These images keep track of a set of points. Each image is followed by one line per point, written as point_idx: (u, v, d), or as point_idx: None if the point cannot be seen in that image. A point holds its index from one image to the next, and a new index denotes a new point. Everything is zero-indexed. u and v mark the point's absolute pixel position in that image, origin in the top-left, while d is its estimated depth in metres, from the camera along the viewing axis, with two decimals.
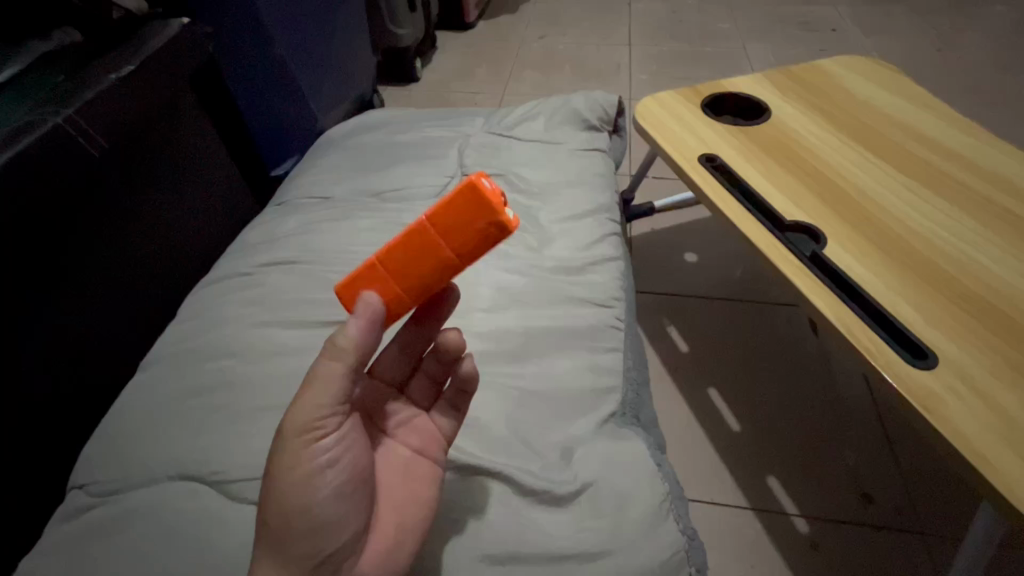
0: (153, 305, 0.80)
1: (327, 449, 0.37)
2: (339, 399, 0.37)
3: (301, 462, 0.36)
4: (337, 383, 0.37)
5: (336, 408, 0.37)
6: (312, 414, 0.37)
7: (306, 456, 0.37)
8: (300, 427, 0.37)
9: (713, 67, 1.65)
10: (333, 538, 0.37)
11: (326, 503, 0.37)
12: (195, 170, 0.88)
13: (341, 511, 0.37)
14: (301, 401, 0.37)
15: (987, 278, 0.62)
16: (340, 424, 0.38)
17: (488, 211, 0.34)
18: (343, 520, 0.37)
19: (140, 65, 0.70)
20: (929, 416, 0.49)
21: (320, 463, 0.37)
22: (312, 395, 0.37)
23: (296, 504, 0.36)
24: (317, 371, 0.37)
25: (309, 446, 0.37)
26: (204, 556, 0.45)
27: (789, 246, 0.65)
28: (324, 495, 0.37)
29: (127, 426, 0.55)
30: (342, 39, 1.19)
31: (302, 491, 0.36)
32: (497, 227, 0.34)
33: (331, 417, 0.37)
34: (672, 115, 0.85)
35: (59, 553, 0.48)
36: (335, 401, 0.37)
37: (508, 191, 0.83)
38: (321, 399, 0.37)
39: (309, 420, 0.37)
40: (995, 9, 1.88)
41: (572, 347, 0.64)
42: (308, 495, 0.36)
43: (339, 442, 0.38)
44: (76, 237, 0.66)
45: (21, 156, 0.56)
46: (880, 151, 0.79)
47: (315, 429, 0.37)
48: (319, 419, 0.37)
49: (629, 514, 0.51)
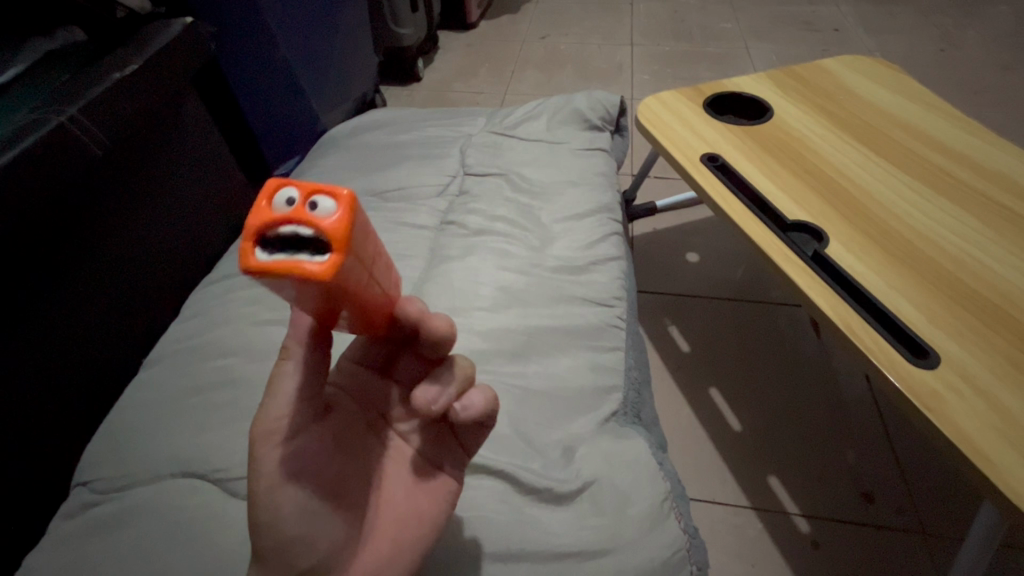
0: (154, 303, 0.80)
1: (286, 457, 0.33)
2: (296, 398, 0.34)
3: (258, 474, 0.33)
4: (290, 380, 0.34)
5: (294, 409, 0.34)
6: (266, 418, 0.33)
7: (263, 466, 0.33)
8: (256, 433, 0.33)
9: (716, 67, 1.65)
10: (306, 554, 0.33)
11: (293, 517, 0.33)
12: (197, 169, 0.88)
13: (311, 523, 0.34)
14: (260, 405, 0.34)
15: (989, 277, 0.62)
16: (301, 428, 0.34)
17: (256, 207, 0.24)
18: (315, 532, 0.34)
19: (143, 64, 0.70)
20: (929, 415, 0.50)
21: (279, 475, 0.33)
22: (270, 396, 0.34)
23: (262, 517, 0.33)
24: (275, 371, 0.35)
25: (265, 455, 0.33)
26: (205, 552, 0.45)
27: (790, 245, 0.65)
28: (288, 508, 0.33)
29: (129, 424, 0.56)
30: (346, 40, 1.20)
31: (266, 505, 0.33)
32: (247, 233, 0.24)
33: (286, 418, 0.34)
34: (674, 115, 0.85)
35: (62, 549, 0.48)
36: (293, 401, 0.34)
37: (509, 190, 0.83)
38: (276, 400, 0.34)
39: (264, 425, 0.33)
40: (999, 9, 1.87)
41: (572, 347, 0.64)
42: (272, 507, 0.33)
43: (300, 449, 0.34)
44: (78, 236, 0.67)
45: (27, 155, 0.56)
46: (881, 150, 0.79)
47: (271, 434, 0.33)
48: (273, 422, 0.33)
49: (630, 512, 0.51)
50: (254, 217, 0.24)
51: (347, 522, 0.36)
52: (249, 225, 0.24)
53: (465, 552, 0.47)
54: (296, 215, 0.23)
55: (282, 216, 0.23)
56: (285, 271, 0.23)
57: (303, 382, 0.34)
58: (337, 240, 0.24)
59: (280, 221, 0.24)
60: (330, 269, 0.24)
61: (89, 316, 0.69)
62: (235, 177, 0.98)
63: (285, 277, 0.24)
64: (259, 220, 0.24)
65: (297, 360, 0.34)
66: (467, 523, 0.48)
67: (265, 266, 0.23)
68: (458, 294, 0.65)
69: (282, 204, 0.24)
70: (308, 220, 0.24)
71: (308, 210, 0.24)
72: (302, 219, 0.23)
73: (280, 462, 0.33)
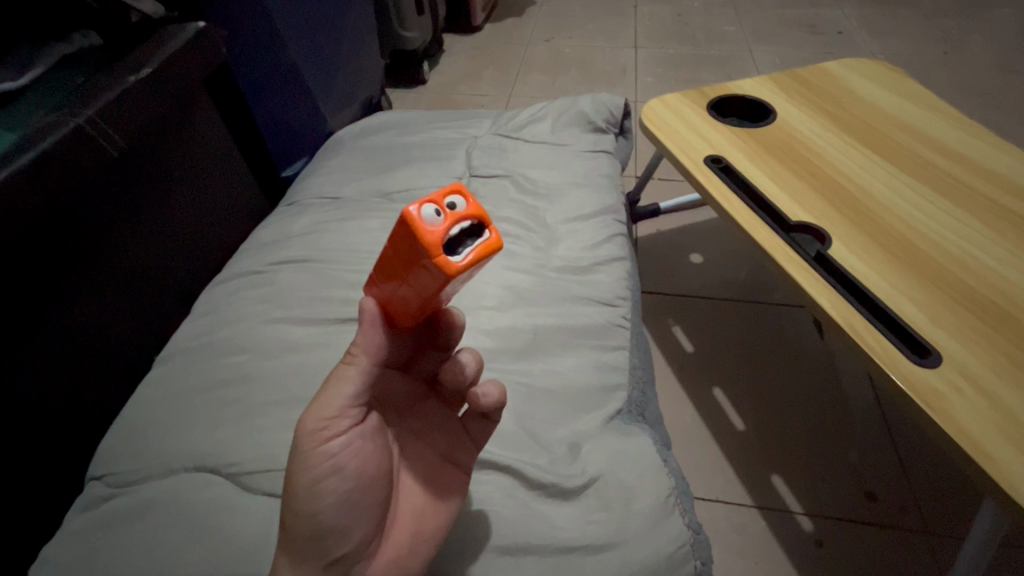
0: (165, 303, 0.81)
1: (332, 453, 0.35)
2: (351, 401, 0.35)
3: (305, 466, 0.34)
4: (350, 384, 0.35)
5: (346, 410, 0.35)
6: (319, 416, 0.34)
7: (310, 460, 0.34)
8: (305, 430, 0.35)
9: (719, 69, 1.66)
10: (338, 545, 0.35)
11: (331, 511, 0.35)
12: (209, 169, 0.89)
13: (345, 518, 0.35)
14: (313, 401, 0.35)
15: (989, 276, 0.63)
16: (349, 427, 0.36)
17: (422, 234, 0.29)
18: (349, 526, 0.35)
19: (157, 66, 0.72)
20: (930, 412, 0.50)
21: (324, 468, 0.34)
22: (325, 395, 0.35)
23: (301, 508, 0.34)
24: (334, 372, 0.36)
25: (313, 450, 0.34)
26: (219, 546, 0.46)
27: (794, 245, 0.65)
28: (328, 501, 0.34)
29: (143, 420, 0.57)
30: (353, 43, 1.22)
31: (308, 496, 0.34)
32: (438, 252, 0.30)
33: (338, 418, 0.35)
34: (677, 116, 0.86)
35: (77, 542, 0.49)
36: (346, 403, 0.35)
37: (515, 191, 0.84)
38: (332, 399, 0.35)
39: (315, 421, 0.34)
40: (1002, 12, 1.88)
41: (579, 345, 0.65)
42: (312, 500, 0.34)
43: (346, 446, 0.35)
44: (92, 234, 0.68)
45: (45, 155, 0.58)
46: (885, 153, 0.80)
47: (321, 431, 0.35)
48: (325, 420, 0.35)
49: (635, 507, 0.52)
50: (429, 240, 0.29)
51: (378, 517, 0.37)
52: (434, 247, 0.29)
53: (475, 545, 0.47)
54: (454, 217, 0.30)
55: (447, 223, 0.30)
56: (484, 254, 0.30)
57: (362, 388, 0.36)
58: (487, 214, 0.30)
59: (447, 228, 0.30)
60: (496, 239, 0.31)
61: (99, 315, 0.70)
62: (244, 178, 0.99)
63: (479, 260, 0.31)
64: (437, 240, 0.29)
65: (360, 365, 0.36)
66: (474, 517, 0.49)
67: (469, 259, 0.30)
68: (466, 293, 0.66)
69: (435, 217, 0.30)
70: (462, 215, 0.30)
71: (454, 209, 0.30)
72: (457, 217, 0.30)
73: (326, 457, 0.34)
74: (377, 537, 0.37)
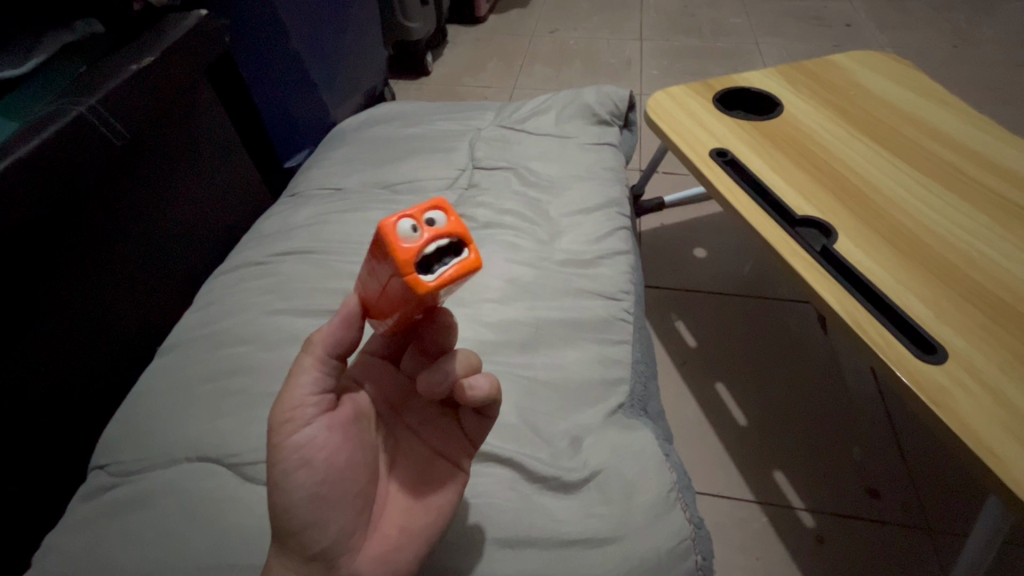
0: (167, 295, 0.81)
1: (300, 445, 0.35)
2: (311, 389, 0.36)
3: (274, 459, 0.35)
4: (304, 374, 0.36)
5: (310, 398, 0.36)
6: (281, 409, 0.35)
7: (278, 453, 0.34)
8: (275, 422, 0.35)
9: (726, 62, 1.64)
10: (317, 539, 0.35)
11: (302, 504, 0.34)
12: (213, 159, 0.89)
13: (320, 511, 0.35)
14: (278, 396, 0.36)
15: (998, 273, 0.62)
16: (314, 417, 0.36)
17: (396, 247, 0.30)
18: (326, 519, 0.35)
19: (158, 56, 0.71)
20: (937, 410, 0.50)
21: (291, 461, 0.34)
22: (288, 388, 0.36)
23: (277, 501, 0.34)
24: (293, 367, 0.37)
25: (281, 442, 0.35)
26: (219, 534, 0.46)
27: (799, 240, 0.65)
28: (300, 494, 0.34)
29: (146, 409, 0.57)
30: (357, 32, 1.21)
31: (279, 489, 0.34)
32: (411, 267, 0.30)
33: (299, 409, 0.35)
34: (683, 108, 0.86)
35: (79, 531, 0.50)
36: (309, 391, 0.36)
37: (518, 183, 0.83)
38: (293, 391, 0.36)
39: (280, 414, 0.35)
40: (1014, 5, 1.85)
41: (580, 338, 0.65)
42: (286, 491, 0.34)
43: (314, 437, 0.35)
44: (93, 223, 0.68)
45: (46, 145, 0.57)
46: (895, 149, 0.79)
47: (287, 423, 0.35)
48: (289, 411, 0.35)
49: (637, 501, 0.51)
50: (403, 256, 0.30)
51: (359, 511, 0.37)
52: (406, 264, 0.30)
53: (473, 539, 0.47)
54: (432, 234, 0.31)
55: (424, 238, 0.31)
56: (461, 272, 0.31)
57: (319, 377, 0.37)
58: (466, 232, 0.31)
59: (424, 244, 0.31)
60: (468, 262, 0.31)
61: (99, 305, 0.70)
62: (247, 171, 0.99)
63: (454, 278, 0.31)
64: (410, 257, 0.30)
65: (313, 356, 0.37)
66: (471, 509, 0.49)
67: (446, 277, 0.31)
68: (467, 286, 0.66)
69: (412, 232, 0.30)
70: (440, 231, 0.31)
71: (433, 225, 0.31)
72: (436, 234, 0.31)
73: (292, 449, 0.34)
74: (360, 531, 0.37)
